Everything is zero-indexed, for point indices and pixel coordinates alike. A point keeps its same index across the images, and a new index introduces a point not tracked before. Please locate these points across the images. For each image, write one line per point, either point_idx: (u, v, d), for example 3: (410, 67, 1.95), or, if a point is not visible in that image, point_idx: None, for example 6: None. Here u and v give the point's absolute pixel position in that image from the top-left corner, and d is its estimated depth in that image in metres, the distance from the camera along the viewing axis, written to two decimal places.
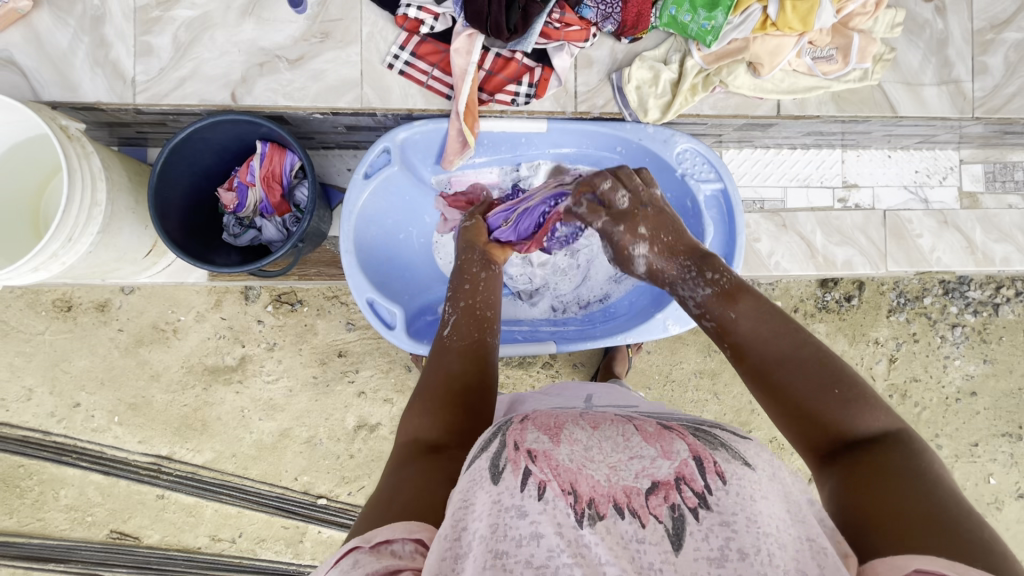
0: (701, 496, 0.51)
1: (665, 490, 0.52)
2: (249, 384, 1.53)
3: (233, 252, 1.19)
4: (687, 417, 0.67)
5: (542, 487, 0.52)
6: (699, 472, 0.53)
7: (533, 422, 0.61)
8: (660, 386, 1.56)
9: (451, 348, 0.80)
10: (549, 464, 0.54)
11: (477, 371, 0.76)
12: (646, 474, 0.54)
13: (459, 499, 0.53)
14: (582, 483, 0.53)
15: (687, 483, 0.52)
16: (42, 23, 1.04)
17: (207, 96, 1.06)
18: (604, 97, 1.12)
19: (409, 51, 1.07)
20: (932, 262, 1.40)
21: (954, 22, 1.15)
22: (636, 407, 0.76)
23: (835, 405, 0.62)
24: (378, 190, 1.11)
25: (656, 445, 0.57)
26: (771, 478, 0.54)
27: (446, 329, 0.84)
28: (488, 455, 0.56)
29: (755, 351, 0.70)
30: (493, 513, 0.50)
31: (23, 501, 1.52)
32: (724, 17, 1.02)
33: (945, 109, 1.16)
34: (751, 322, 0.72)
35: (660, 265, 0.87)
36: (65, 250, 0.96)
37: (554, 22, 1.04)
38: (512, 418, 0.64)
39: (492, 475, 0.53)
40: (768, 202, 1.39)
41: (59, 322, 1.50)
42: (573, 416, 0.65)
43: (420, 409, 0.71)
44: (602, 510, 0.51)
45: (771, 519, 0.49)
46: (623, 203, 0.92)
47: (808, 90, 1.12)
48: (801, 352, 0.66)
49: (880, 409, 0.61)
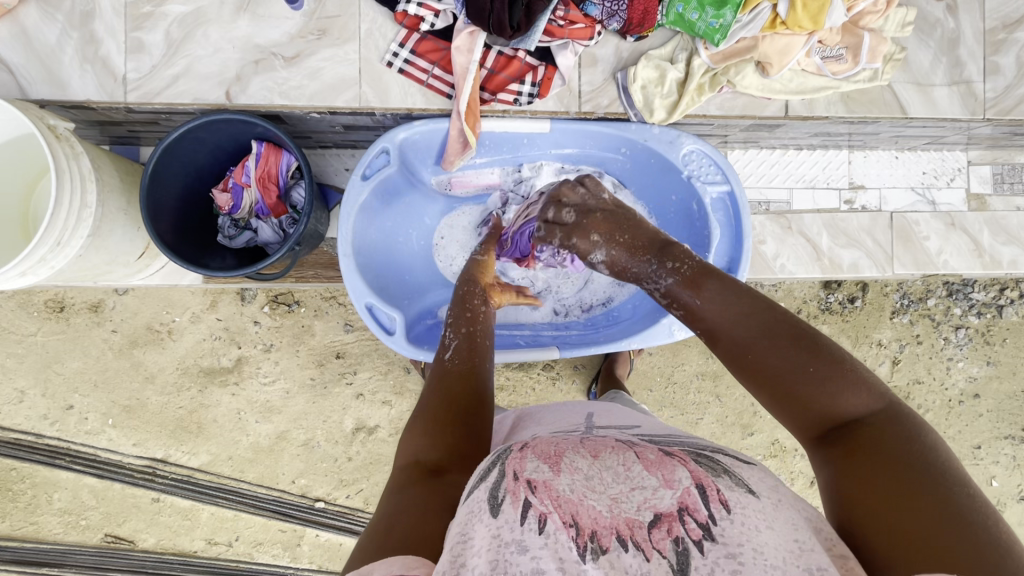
0: (705, 528, 0.49)
1: (668, 522, 0.50)
2: (246, 386, 1.50)
3: (228, 254, 1.16)
4: (695, 440, 0.65)
5: (542, 520, 0.50)
6: (702, 501, 0.51)
7: (532, 451, 0.60)
8: (662, 388, 1.54)
9: (450, 371, 0.79)
10: (549, 495, 0.53)
11: (475, 392, 0.75)
12: (648, 505, 0.51)
13: (457, 532, 0.52)
14: (584, 514, 0.51)
15: (690, 513, 0.50)
16: (29, 18, 1.00)
17: (200, 94, 1.03)
18: (608, 96, 1.09)
19: (409, 48, 1.04)
20: (939, 264, 1.38)
21: (966, 21, 1.13)
22: (638, 428, 0.73)
23: (814, 386, 0.59)
24: (377, 191, 1.08)
25: (658, 474, 0.55)
26: (777, 505, 0.51)
27: (447, 353, 0.82)
28: (487, 487, 0.55)
29: (727, 336, 0.68)
30: (493, 548, 0.49)
31: (15, 505, 1.50)
32: (733, 15, 0.99)
33: (955, 110, 1.14)
34: (721, 307, 0.69)
35: (621, 262, 0.84)
36: (53, 254, 0.93)
37: (558, 19, 1.01)
38: (512, 446, 0.63)
39: (491, 507, 0.52)
40: (774, 204, 1.37)
41: (52, 323, 1.47)
42: (573, 444, 0.63)
43: (419, 431, 0.70)
44: (604, 544, 0.49)
45: (779, 551, 0.47)
46: (570, 220, 0.91)
47: (817, 90, 1.09)
48: (770, 331, 0.64)
49: (862, 385, 0.58)
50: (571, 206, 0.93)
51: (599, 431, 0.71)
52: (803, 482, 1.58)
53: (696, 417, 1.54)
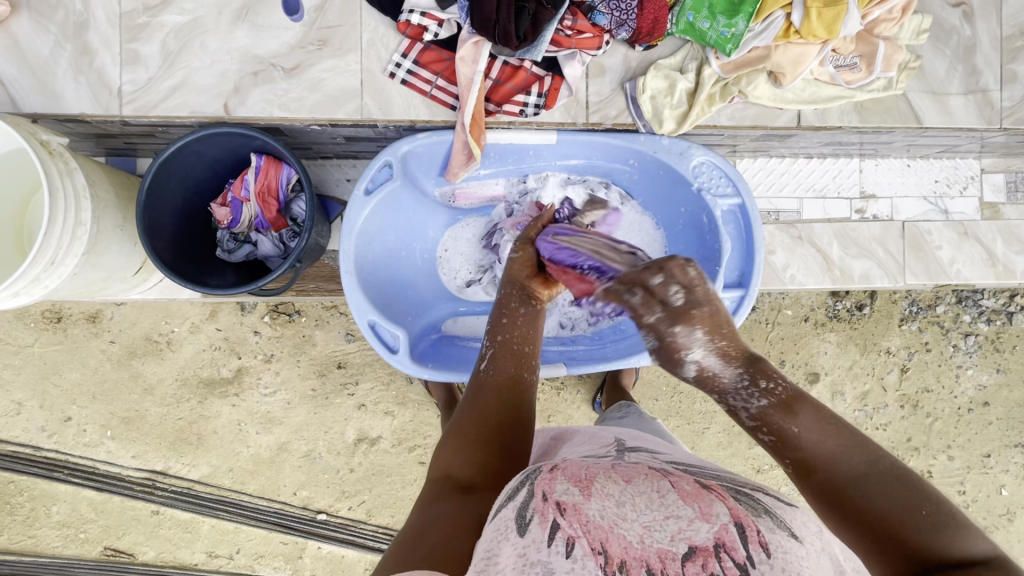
0: (743, 568, 0.46)
1: (703, 557, 0.47)
2: (246, 398, 1.48)
3: (227, 270, 1.13)
4: (736, 477, 0.62)
5: (570, 543, 0.48)
6: (740, 541, 0.48)
7: (562, 473, 0.59)
8: (669, 398, 1.51)
9: (485, 383, 0.74)
10: (579, 519, 0.51)
11: (510, 409, 0.71)
12: (683, 538, 0.49)
13: (483, 549, 0.50)
14: (614, 542, 0.49)
15: (727, 551, 0.48)
16: (22, 29, 0.98)
17: (197, 107, 1.00)
18: (616, 107, 1.06)
19: (412, 59, 1.02)
20: (951, 274, 1.36)
21: (982, 29, 1.10)
22: (670, 455, 0.70)
23: (923, 531, 0.51)
24: (380, 206, 1.05)
25: (694, 506, 0.53)
26: (819, 554, 0.49)
27: (482, 363, 0.78)
28: (515, 505, 0.54)
29: (829, 473, 0.57)
30: (518, 568, 0.47)
31: (13, 518, 1.47)
32: (745, 24, 0.97)
33: (971, 119, 1.11)
34: (824, 439, 0.58)
35: (718, 370, 0.62)
36: (47, 274, 0.91)
37: (566, 29, 0.99)
38: (541, 467, 0.61)
39: (517, 526, 0.51)
40: (783, 213, 1.34)
41: (49, 334, 1.44)
42: (604, 469, 0.61)
43: (452, 445, 0.67)
44: (634, 575, 0.47)
45: None
46: (679, 303, 0.61)
47: (830, 100, 1.06)
48: (874, 470, 0.55)
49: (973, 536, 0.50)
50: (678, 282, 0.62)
51: (631, 455, 0.68)
52: None
53: (702, 426, 1.52)
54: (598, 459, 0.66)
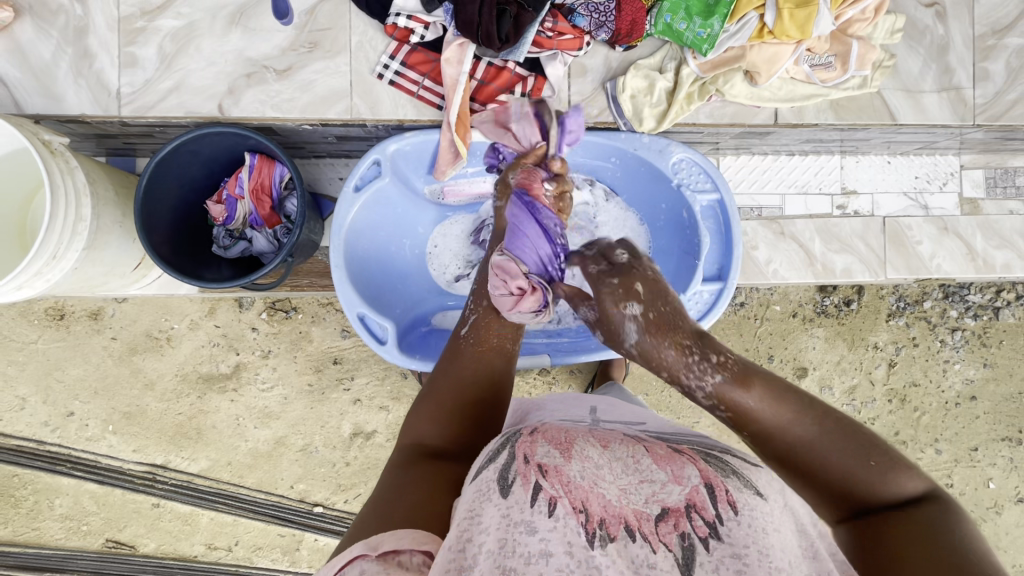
0: (712, 526, 0.49)
1: (675, 518, 0.51)
2: (244, 393, 1.51)
3: (223, 266, 1.17)
4: (703, 439, 0.67)
5: (552, 503, 0.51)
6: (710, 500, 0.51)
7: (543, 435, 0.60)
8: (659, 392, 1.54)
9: (465, 349, 0.79)
10: (560, 480, 0.53)
11: (487, 377, 0.76)
12: (656, 500, 0.52)
13: (465, 510, 0.53)
14: (593, 501, 0.52)
15: (697, 511, 0.51)
16: (25, 34, 1.02)
17: (193, 107, 1.04)
18: (598, 106, 1.10)
19: (399, 60, 1.05)
20: (932, 268, 1.38)
21: (955, 28, 1.13)
22: (644, 425, 0.74)
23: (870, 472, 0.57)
24: (369, 203, 1.09)
25: (667, 470, 0.56)
26: (782, 508, 0.53)
27: (463, 329, 0.83)
28: (496, 467, 0.56)
29: (786, 443, 0.61)
30: (503, 528, 0.49)
31: (17, 511, 1.51)
32: (720, 25, 1.00)
33: (945, 117, 1.14)
34: (777, 408, 0.63)
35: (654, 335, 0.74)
36: (48, 268, 0.95)
37: (547, 31, 1.03)
38: (521, 430, 0.63)
39: (501, 488, 0.53)
40: (766, 209, 1.37)
41: (52, 331, 1.49)
42: (583, 432, 0.64)
43: (426, 416, 0.70)
44: (613, 531, 0.50)
45: (783, 555, 0.48)
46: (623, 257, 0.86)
47: (806, 98, 1.10)
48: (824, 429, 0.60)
49: (907, 471, 0.57)
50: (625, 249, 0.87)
51: (606, 424, 0.72)
52: None
53: (692, 420, 1.54)
54: (575, 423, 0.70)
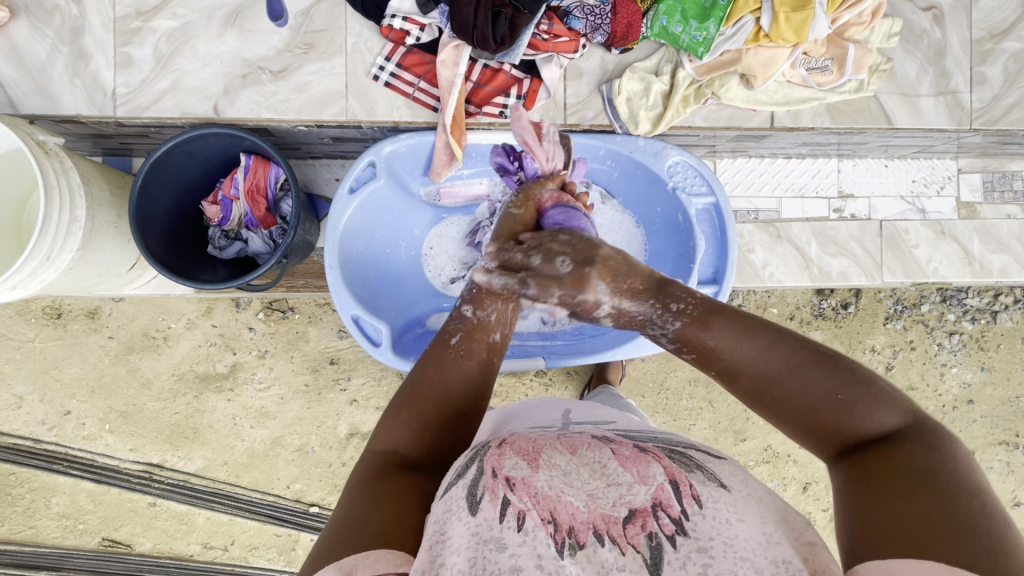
0: (678, 523, 0.50)
1: (642, 518, 0.51)
2: (241, 393, 1.51)
3: (219, 266, 1.17)
4: (670, 436, 0.68)
5: (521, 517, 0.51)
6: (675, 497, 0.53)
7: (511, 447, 0.62)
8: (655, 395, 1.53)
9: (453, 361, 0.74)
10: (528, 492, 0.54)
11: (471, 391, 0.73)
12: (623, 502, 0.53)
13: (435, 531, 0.53)
14: (561, 511, 0.52)
15: (663, 509, 0.52)
16: (20, 33, 1.02)
17: (189, 108, 1.04)
18: (593, 109, 1.10)
19: (395, 62, 1.05)
20: (929, 272, 1.38)
21: (952, 31, 1.13)
22: (615, 424, 0.74)
23: (839, 410, 0.56)
24: (365, 205, 1.09)
25: (633, 470, 0.57)
26: (747, 498, 0.54)
27: (453, 337, 0.76)
28: (465, 484, 0.56)
29: (749, 373, 0.62)
30: (473, 546, 0.49)
31: (14, 509, 1.51)
32: (716, 28, 1.00)
33: (942, 121, 1.14)
34: (742, 344, 0.63)
35: (628, 310, 0.71)
36: (43, 268, 0.95)
37: (543, 33, 1.02)
38: (490, 442, 0.64)
39: (470, 505, 0.53)
40: (763, 212, 1.37)
41: (49, 329, 1.49)
42: (551, 439, 0.65)
43: (404, 426, 0.67)
44: (582, 539, 0.50)
45: (747, 542, 0.49)
46: (564, 271, 0.71)
47: (802, 101, 1.10)
48: (793, 369, 0.59)
49: (884, 403, 0.55)
50: (566, 254, 0.72)
51: (577, 427, 0.72)
52: (797, 488, 1.55)
53: (688, 423, 1.53)
54: (545, 430, 0.70)
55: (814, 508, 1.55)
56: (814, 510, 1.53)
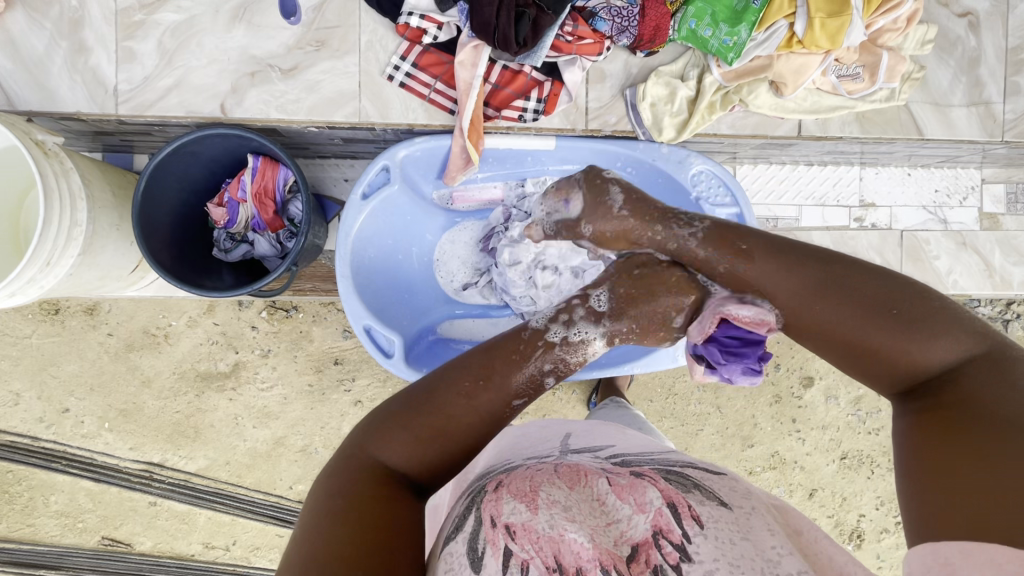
0: (682, 549, 0.49)
1: (646, 551, 0.50)
2: (243, 392, 1.48)
3: (224, 271, 1.13)
4: (673, 456, 0.67)
5: (524, 568, 0.49)
6: (675, 521, 0.51)
7: (508, 488, 0.58)
8: (664, 400, 1.51)
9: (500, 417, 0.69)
10: (530, 537, 0.51)
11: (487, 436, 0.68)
12: (624, 539, 0.51)
13: None
14: (565, 552, 0.49)
15: (665, 536, 0.50)
16: (16, 24, 0.96)
17: (194, 107, 1.00)
18: (616, 114, 1.06)
19: (411, 61, 1.01)
20: (948, 284, 1.36)
21: (988, 40, 1.09)
22: (614, 448, 0.70)
23: (899, 327, 0.59)
24: (379, 210, 1.05)
25: (631, 499, 0.54)
26: (748, 514, 0.53)
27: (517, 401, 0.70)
28: (465, 538, 0.54)
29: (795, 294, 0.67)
30: None
31: (11, 507, 1.49)
32: (747, 33, 0.96)
33: (973, 132, 1.11)
34: (777, 271, 0.69)
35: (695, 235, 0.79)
36: (42, 275, 0.91)
37: (566, 35, 0.98)
38: (487, 485, 0.61)
39: (472, 562, 0.51)
40: (782, 220, 1.34)
41: (46, 325, 1.44)
42: (548, 471, 0.61)
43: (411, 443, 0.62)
44: None
45: (753, 560, 0.47)
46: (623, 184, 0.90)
47: (831, 110, 1.06)
48: (846, 284, 0.63)
49: (949, 334, 0.57)
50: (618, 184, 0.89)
51: (573, 454, 0.68)
52: (803, 496, 1.54)
53: (696, 429, 1.51)
54: (542, 460, 0.66)
55: (818, 514, 1.54)
56: (819, 516, 1.53)
